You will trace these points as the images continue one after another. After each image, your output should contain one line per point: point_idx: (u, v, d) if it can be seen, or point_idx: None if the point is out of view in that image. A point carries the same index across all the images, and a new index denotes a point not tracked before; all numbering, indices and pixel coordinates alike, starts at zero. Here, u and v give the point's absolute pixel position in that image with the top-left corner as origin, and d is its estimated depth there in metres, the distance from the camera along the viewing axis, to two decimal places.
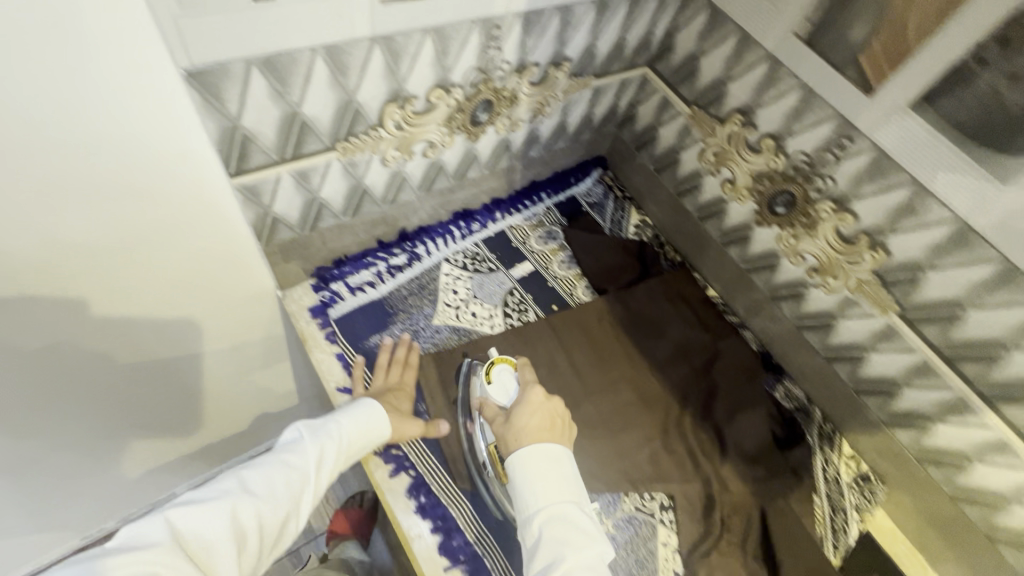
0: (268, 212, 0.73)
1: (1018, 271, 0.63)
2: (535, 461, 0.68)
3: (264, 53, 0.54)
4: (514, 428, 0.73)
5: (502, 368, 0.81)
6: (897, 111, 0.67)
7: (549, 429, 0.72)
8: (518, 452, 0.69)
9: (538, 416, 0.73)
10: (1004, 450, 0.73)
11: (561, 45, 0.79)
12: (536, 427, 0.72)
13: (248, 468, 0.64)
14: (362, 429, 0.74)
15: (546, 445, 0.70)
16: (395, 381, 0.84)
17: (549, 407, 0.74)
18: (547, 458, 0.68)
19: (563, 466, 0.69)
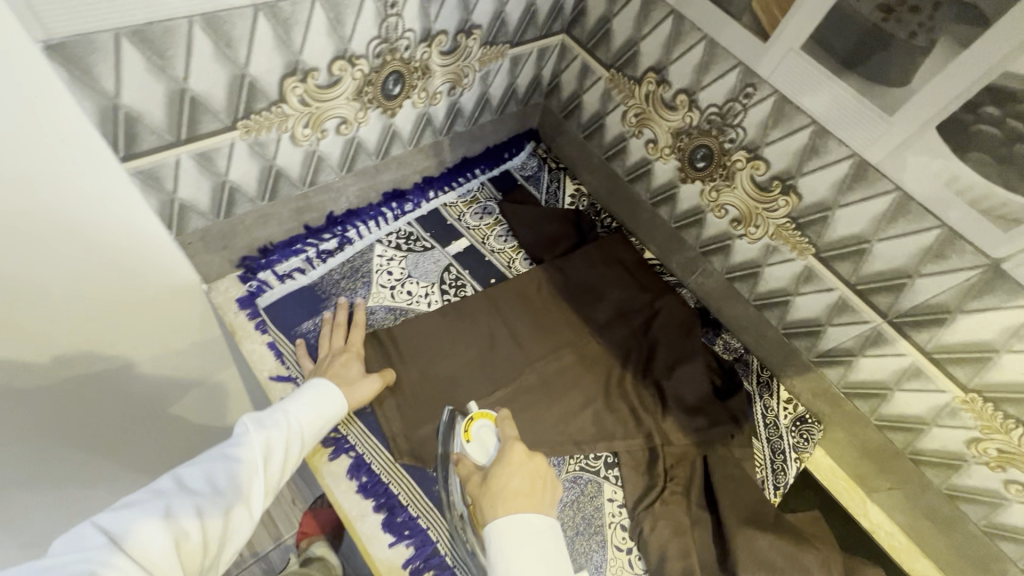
0: (173, 200, 0.70)
1: (911, 199, 0.66)
2: (515, 531, 0.63)
3: (133, 24, 0.52)
4: (491, 485, 0.69)
5: (482, 425, 0.79)
6: (790, 54, 0.69)
7: (528, 491, 0.68)
8: (497, 519, 0.65)
9: (517, 474, 0.70)
10: (918, 375, 0.77)
11: (466, 11, 0.79)
12: (515, 488, 0.68)
13: (190, 465, 0.60)
14: (315, 411, 0.72)
15: (528, 514, 0.65)
16: (341, 344, 0.84)
17: (532, 468, 0.71)
18: (528, 529, 0.64)
19: (545, 539, 0.64)
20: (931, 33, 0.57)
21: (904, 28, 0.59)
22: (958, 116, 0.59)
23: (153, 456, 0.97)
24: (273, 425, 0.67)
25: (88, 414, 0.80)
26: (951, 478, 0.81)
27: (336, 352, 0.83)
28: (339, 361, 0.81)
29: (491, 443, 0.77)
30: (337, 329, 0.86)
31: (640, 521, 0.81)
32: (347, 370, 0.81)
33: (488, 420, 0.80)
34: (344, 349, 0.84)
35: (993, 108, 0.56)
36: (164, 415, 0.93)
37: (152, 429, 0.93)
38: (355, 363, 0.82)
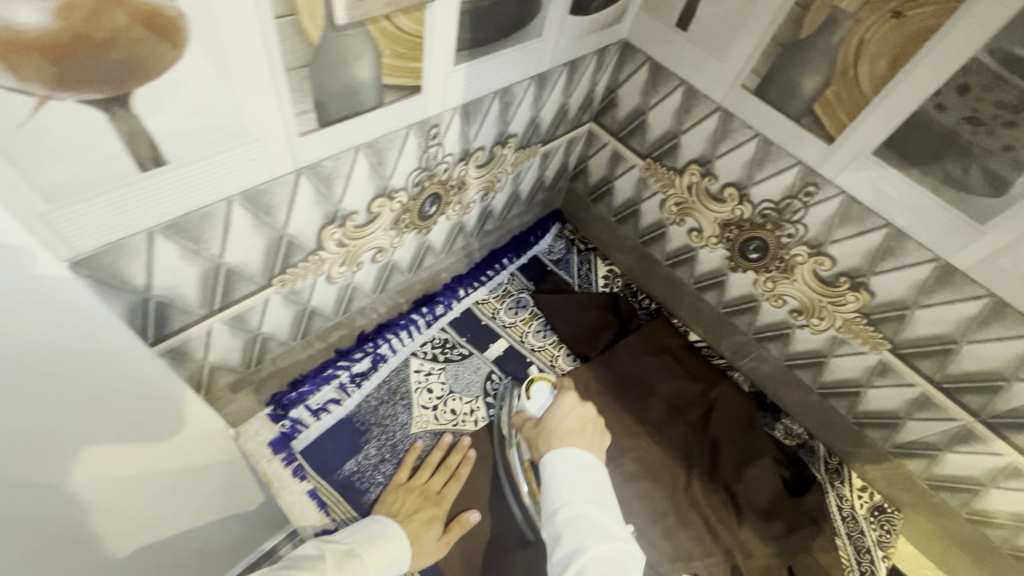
0: (202, 365, 0.63)
1: (1008, 307, 0.62)
2: (564, 462, 0.67)
3: (169, 218, 0.45)
4: (543, 428, 0.73)
5: (542, 387, 0.80)
6: (861, 158, 0.65)
7: (581, 431, 0.72)
8: (551, 452, 0.69)
9: (567, 419, 0.73)
10: (1017, 475, 0.72)
11: (504, 124, 0.73)
12: (564, 428, 0.72)
13: None
14: (386, 562, 0.67)
15: (575, 450, 0.69)
16: (435, 490, 0.78)
17: (582, 411, 0.75)
18: (573, 460, 0.67)
19: (592, 471, 0.67)
20: None
21: (998, 142, 0.55)
22: None
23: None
24: (346, 568, 0.63)
25: None
26: None
27: (426, 501, 0.77)
28: (425, 514, 0.75)
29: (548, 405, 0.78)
30: (443, 470, 0.80)
31: None
32: (427, 530, 0.73)
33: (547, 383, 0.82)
34: (437, 496, 0.78)
35: None
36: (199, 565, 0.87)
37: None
38: (436, 527, 0.75)
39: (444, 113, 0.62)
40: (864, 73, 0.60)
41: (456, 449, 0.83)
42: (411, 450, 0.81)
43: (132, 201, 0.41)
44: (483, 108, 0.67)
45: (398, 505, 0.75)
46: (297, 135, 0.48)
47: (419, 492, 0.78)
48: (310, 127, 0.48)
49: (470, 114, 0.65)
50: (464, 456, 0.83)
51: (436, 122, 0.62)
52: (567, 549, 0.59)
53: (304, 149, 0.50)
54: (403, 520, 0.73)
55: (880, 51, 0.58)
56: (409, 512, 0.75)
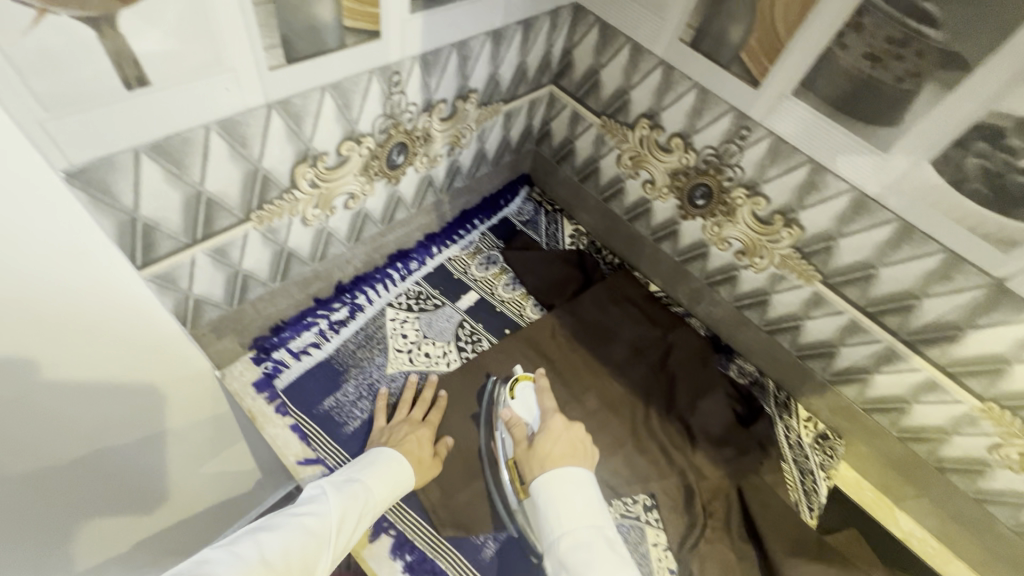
0: (188, 295, 0.69)
1: (913, 227, 0.69)
2: (562, 484, 0.71)
3: (153, 139, 0.51)
4: (537, 452, 0.76)
5: (525, 385, 0.89)
6: (783, 99, 0.72)
7: (571, 452, 0.76)
8: (542, 475, 0.73)
9: (562, 441, 0.77)
10: (935, 388, 0.79)
11: (464, 78, 0.80)
12: (560, 452, 0.75)
13: (271, 525, 0.59)
14: (388, 487, 0.73)
15: (573, 468, 0.73)
16: (418, 417, 0.85)
17: (572, 433, 0.79)
18: (573, 482, 0.71)
19: (586, 489, 0.72)
20: (916, 78, 0.61)
21: (891, 74, 0.62)
22: (951, 151, 0.62)
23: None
24: (351, 495, 0.68)
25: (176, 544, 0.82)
26: (977, 483, 0.83)
27: (410, 425, 0.83)
28: (419, 435, 0.82)
29: (534, 403, 0.87)
30: (421, 402, 0.87)
31: (688, 562, 0.81)
32: (418, 445, 0.81)
33: (529, 382, 0.90)
34: (423, 423, 0.84)
35: (984, 143, 0.59)
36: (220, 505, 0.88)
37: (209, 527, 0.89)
38: (428, 444, 0.82)
39: (404, 61, 0.68)
40: (779, 19, 0.67)
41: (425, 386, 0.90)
42: (383, 398, 0.86)
43: (119, 118, 0.47)
44: (442, 60, 0.73)
45: (387, 436, 0.81)
46: (267, 69, 0.54)
47: (407, 422, 0.84)
48: (278, 62, 0.54)
49: (429, 65, 0.72)
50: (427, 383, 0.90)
51: (397, 69, 0.68)
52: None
53: (274, 84, 0.56)
54: (397, 444, 0.79)
55: None
56: (401, 436, 0.81)
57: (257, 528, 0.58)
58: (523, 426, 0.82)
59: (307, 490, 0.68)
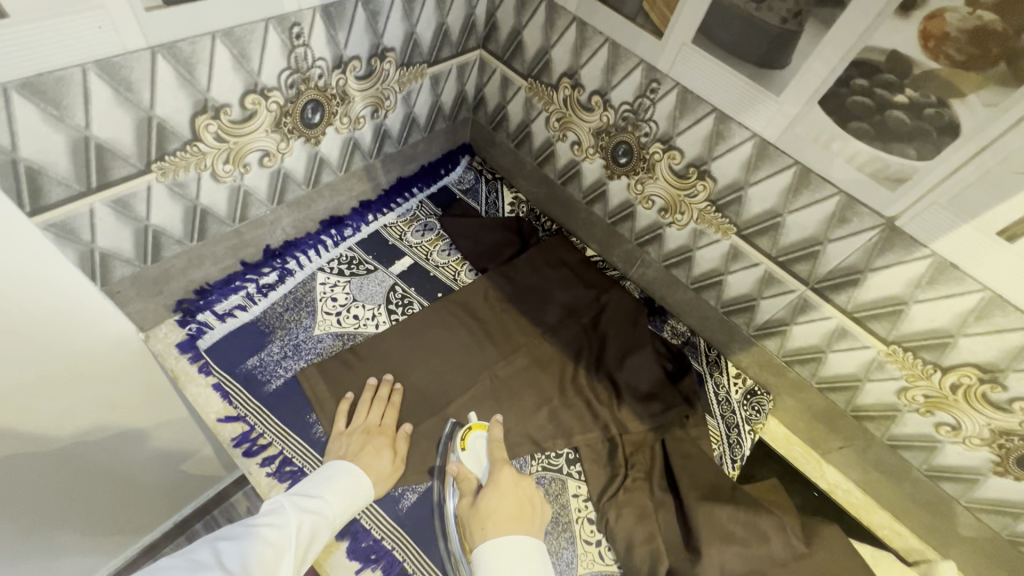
0: (92, 249, 0.69)
1: (810, 171, 0.71)
2: (503, 555, 0.65)
3: (23, 77, 0.51)
4: (478, 510, 0.70)
5: (478, 436, 0.83)
6: (684, 48, 0.73)
7: (517, 516, 0.70)
8: (485, 542, 0.66)
9: (507, 499, 0.72)
10: (845, 335, 0.81)
11: (376, 36, 0.80)
12: (504, 513, 0.69)
13: (229, 537, 0.57)
14: (349, 499, 0.71)
15: (516, 537, 0.66)
16: (377, 423, 0.82)
17: (520, 491, 0.74)
18: (515, 554, 0.65)
19: (533, 562, 0.65)
20: (799, 17, 0.62)
21: (776, 15, 0.63)
22: (835, 90, 0.63)
23: (91, 512, 0.97)
24: (311, 510, 0.66)
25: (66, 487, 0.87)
26: (890, 430, 0.85)
27: (369, 432, 0.81)
28: (376, 442, 0.80)
29: (485, 455, 0.82)
30: (379, 403, 0.84)
31: (605, 511, 0.82)
32: (378, 457, 0.78)
33: (483, 431, 0.84)
34: (380, 430, 0.82)
35: (862, 79, 0.61)
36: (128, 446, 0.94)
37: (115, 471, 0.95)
38: (387, 452, 0.79)
39: (303, 12, 0.68)
40: None
41: (382, 385, 0.87)
42: (342, 402, 0.84)
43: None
44: (347, 14, 0.74)
45: (345, 448, 0.79)
46: (143, 10, 0.55)
47: (364, 430, 0.81)
48: (154, 3, 0.55)
49: (333, 18, 0.72)
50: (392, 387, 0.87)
51: (296, 21, 0.68)
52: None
53: (156, 27, 0.57)
54: (354, 457, 0.77)
55: None
56: (357, 450, 0.78)
57: (214, 539, 0.58)
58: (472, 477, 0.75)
59: (268, 503, 0.67)
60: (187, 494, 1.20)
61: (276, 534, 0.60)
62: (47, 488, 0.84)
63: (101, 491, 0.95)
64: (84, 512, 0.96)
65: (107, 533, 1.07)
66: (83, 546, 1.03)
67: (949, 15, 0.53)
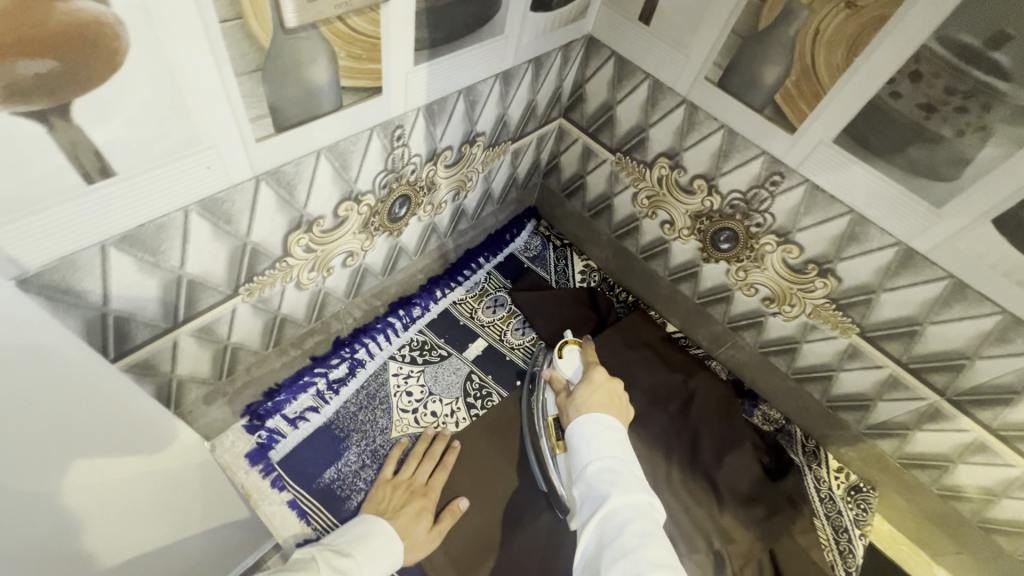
0: (171, 378, 0.62)
1: (966, 288, 0.64)
2: (594, 423, 0.66)
3: (123, 231, 0.44)
4: (574, 398, 0.72)
5: (572, 349, 0.84)
6: (823, 145, 0.66)
7: (608, 403, 0.70)
8: (581, 415, 0.68)
9: (599, 390, 0.72)
10: (984, 450, 0.74)
11: (471, 123, 0.73)
12: (596, 399, 0.71)
13: None
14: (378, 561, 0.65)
15: (607, 415, 0.67)
16: (419, 481, 0.78)
17: (609, 386, 0.73)
18: (606, 425, 0.66)
19: (617, 432, 0.66)
20: (979, 132, 0.55)
21: (949, 127, 0.56)
22: (1017, 211, 0.56)
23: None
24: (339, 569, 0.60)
25: None
26: None
27: (411, 491, 0.77)
28: (416, 505, 0.76)
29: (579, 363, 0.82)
30: (427, 460, 0.81)
31: None
32: (417, 522, 0.74)
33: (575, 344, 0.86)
34: (424, 488, 0.78)
35: None
36: None
37: None
38: (425, 519, 0.75)
39: (408, 114, 0.61)
40: (821, 63, 0.61)
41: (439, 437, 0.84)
42: (398, 445, 0.82)
43: (67, 217, 0.39)
44: (448, 107, 0.66)
45: (385, 504, 0.75)
46: (253, 140, 0.47)
47: (406, 489, 0.77)
48: (266, 133, 0.48)
49: (434, 114, 0.65)
50: (448, 446, 0.83)
51: (400, 123, 0.61)
52: (593, 495, 0.59)
53: (263, 155, 0.49)
54: (391, 516, 0.73)
55: (837, 37, 0.58)
56: (396, 508, 0.75)
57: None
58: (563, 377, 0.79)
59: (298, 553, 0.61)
60: None
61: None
62: None
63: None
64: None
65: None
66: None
67: None
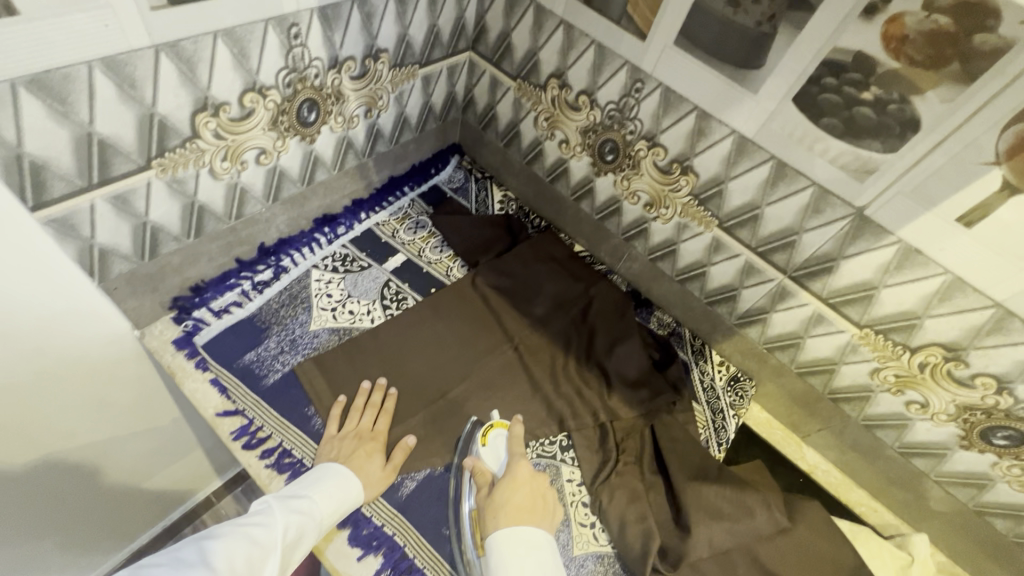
0: (92, 245, 0.70)
1: (785, 166, 0.75)
2: (516, 543, 0.68)
3: (31, 73, 0.52)
4: (497, 499, 0.74)
5: (499, 434, 0.85)
6: (667, 48, 0.77)
7: (529, 509, 0.73)
8: (498, 531, 0.70)
9: (522, 492, 0.75)
10: (821, 320, 0.85)
11: (370, 37, 0.83)
12: (518, 503, 0.73)
13: (217, 535, 0.57)
14: (336, 502, 0.72)
15: (527, 528, 0.70)
16: (367, 426, 0.83)
17: (535, 486, 0.77)
18: (526, 544, 0.69)
19: (542, 552, 0.69)
20: (772, 20, 0.66)
21: (751, 18, 0.68)
22: (807, 88, 0.68)
23: (36, 508, 0.89)
24: (296, 510, 0.67)
25: (57, 498, 0.91)
26: (865, 410, 0.90)
27: (361, 437, 0.82)
28: (367, 447, 0.81)
29: (503, 451, 0.83)
30: (371, 408, 0.85)
31: (599, 495, 0.85)
32: (369, 463, 0.79)
33: (503, 430, 0.86)
34: (371, 433, 0.83)
35: (832, 78, 0.65)
36: (107, 459, 0.96)
37: (95, 487, 0.98)
38: (378, 457, 0.80)
39: (301, 14, 0.70)
40: None
41: (376, 390, 0.88)
42: (336, 403, 0.84)
43: None
44: (343, 15, 0.76)
45: (336, 451, 0.80)
46: (148, 9, 0.56)
47: (354, 434, 0.82)
48: (160, 3, 0.57)
49: (329, 20, 0.75)
50: (387, 393, 0.88)
51: (294, 21, 0.71)
52: None
53: (160, 27, 0.58)
54: (345, 460, 0.78)
55: None
56: (348, 454, 0.80)
57: (200, 537, 0.57)
58: (486, 468, 0.80)
59: (254, 505, 0.67)
60: (172, 489, 1.19)
61: (261, 533, 0.61)
62: (49, 498, 0.90)
63: (27, 462, 0.82)
64: (62, 485, 0.90)
65: (45, 541, 0.97)
66: (68, 524, 0.99)
67: (907, 18, 0.57)
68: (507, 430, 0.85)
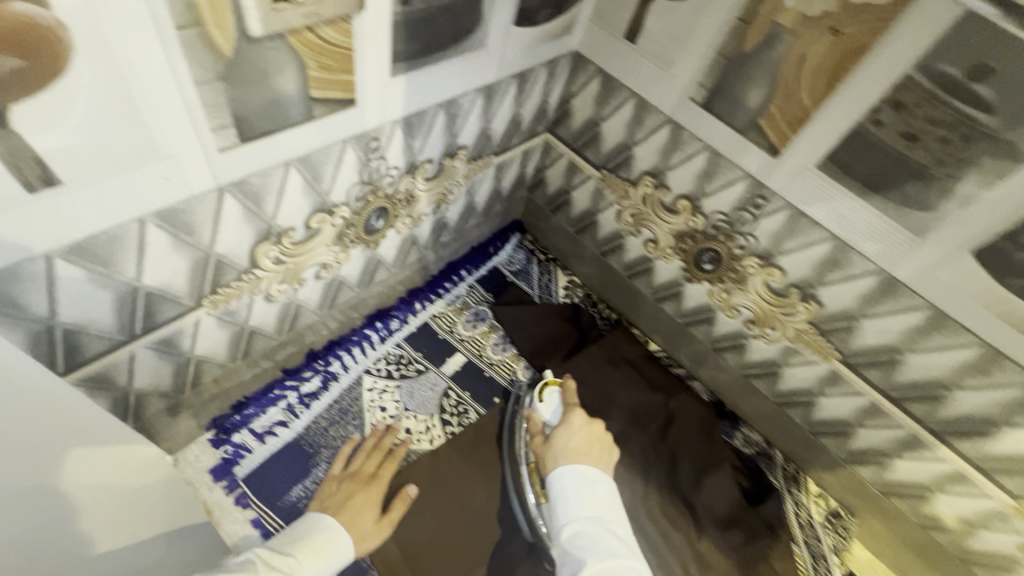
0: (129, 392, 0.60)
1: (946, 317, 0.63)
2: (572, 480, 0.60)
3: (72, 240, 0.42)
4: (552, 445, 0.65)
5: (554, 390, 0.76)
6: (806, 170, 0.65)
7: (587, 451, 0.64)
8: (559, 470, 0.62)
9: (578, 434, 0.66)
10: (963, 481, 0.73)
11: (452, 136, 0.72)
12: (575, 447, 0.64)
13: None
14: (326, 560, 0.62)
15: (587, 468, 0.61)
16: (370, 470, 0.76)
17: (590, 428, 0.67)
18: (587, 483, 0.60)
19: (601, 488, 0.60)
20: (961, 164, 0.54)
21: (931, 157, 0.56)
22: (996, 243, 0.56)
23: None
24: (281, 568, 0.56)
25: None
26: None
27: (358, 480, 0.74)
28: (363, 497, 0.72)
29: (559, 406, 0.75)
30: (377, 453, 0.78)
31: None
32: (363, 514, 0.70)
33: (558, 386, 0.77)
34: (372, 480, 0.75)
35: None
36: None
37: None
38: (372, 509, 0.71)
39: (384, 126, 0.59)
40: (805, 89, 0.61)
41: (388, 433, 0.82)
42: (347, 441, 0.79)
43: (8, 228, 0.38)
44: (427, 121, 0.65)
45: (327, 501, 0.71)
46: (214, 150, 0.46)
47: (354, 479, 0.74)
48: (229, 143, 0.46)
49: (412, 127, 0.63)
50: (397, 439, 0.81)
51: (375, 135, 0.59)
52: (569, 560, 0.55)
53: (227, 166, 0.48)
54: (337, 510, 0.69)
55: (820, 61, 0.58)
56: (342, 501, 0.71)
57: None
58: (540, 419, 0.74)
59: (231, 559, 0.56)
60: None
61: None
62: None
63: None
64: None
65: None
66: None
67: None
68: (561, 385, 0.77)
